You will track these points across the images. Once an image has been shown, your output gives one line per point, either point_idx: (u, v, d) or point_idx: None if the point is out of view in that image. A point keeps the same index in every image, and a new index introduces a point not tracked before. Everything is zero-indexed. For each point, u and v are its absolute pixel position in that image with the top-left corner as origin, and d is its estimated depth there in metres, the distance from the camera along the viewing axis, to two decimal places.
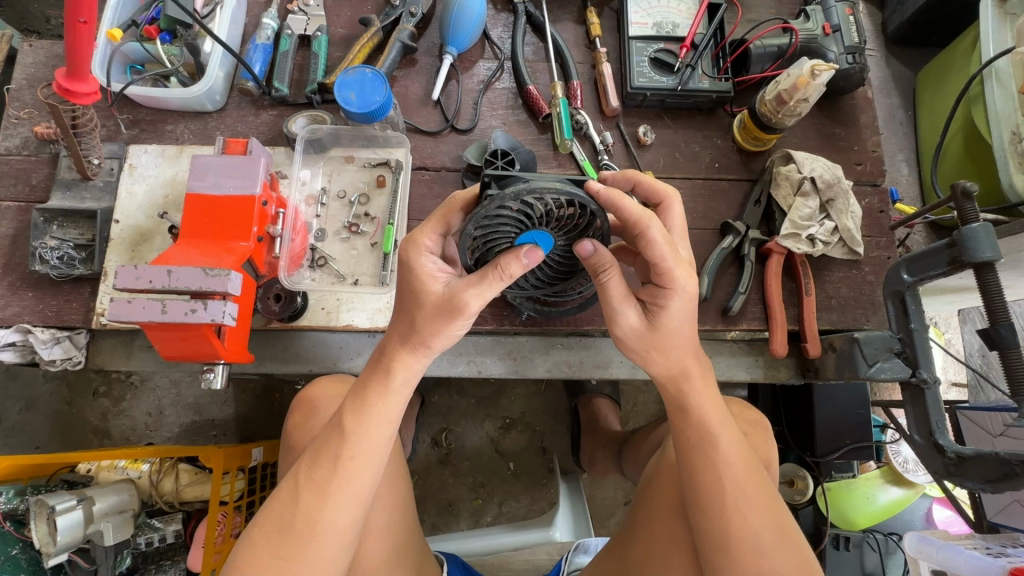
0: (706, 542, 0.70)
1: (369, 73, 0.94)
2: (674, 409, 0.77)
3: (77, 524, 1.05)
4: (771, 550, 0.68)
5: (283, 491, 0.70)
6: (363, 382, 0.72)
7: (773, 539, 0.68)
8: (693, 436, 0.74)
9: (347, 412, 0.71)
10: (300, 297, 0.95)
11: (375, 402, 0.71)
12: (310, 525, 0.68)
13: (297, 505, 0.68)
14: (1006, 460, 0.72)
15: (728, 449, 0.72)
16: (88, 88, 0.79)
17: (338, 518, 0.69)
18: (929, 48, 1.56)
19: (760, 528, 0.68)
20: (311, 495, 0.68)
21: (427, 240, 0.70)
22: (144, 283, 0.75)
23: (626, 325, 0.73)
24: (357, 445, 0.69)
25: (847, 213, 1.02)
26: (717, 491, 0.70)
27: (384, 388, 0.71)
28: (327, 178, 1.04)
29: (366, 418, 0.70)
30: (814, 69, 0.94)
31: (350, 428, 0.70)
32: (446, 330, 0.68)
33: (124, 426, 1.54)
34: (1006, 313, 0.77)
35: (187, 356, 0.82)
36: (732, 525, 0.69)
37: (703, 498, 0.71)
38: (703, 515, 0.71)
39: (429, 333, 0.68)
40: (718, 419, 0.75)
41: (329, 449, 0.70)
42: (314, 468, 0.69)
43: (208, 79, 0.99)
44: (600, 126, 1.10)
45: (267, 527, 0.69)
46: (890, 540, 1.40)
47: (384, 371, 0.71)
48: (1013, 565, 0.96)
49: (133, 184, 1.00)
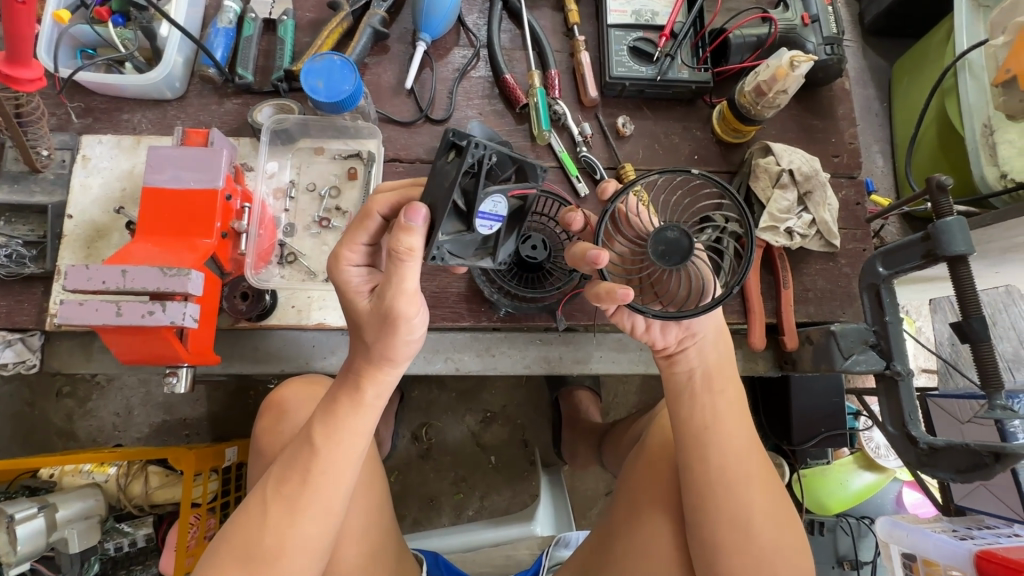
0: (715, 531, 0.70)
1: (337, 61, 0.90)
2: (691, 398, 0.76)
3: (38, 532, 1.02)
4: (774, 528, 0.71)
5: (249, 509, 0.67)
6: (332, 395, 0.69)
7: (777, 518, 0.71)
8: (699, 423, 0.74)
9: (317, 425, 0.68)
10: (269, 296, 0.91)
11: (348, 416, 0.68)
12: (280, 544, 0.65)
13: (266, 522, 0.66)
14: (976, 451, 0.74)
15: (739, 434, 0.74)
16: (32, 75, 0.76)
17: (313, 533, 0.67)
18: (905, 39, 1.57)
19: (770, 499, 0.72)
20: (282, 511, 0.66)
21: (348, 253, 0.68)
22: (97, 284, 0.71)
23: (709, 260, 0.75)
24: (331, 460, 0.67)
25: (825, 205, 1.02)
26: (736, 464, 0.72)
27: (354, 404, 0.68)
28: (296, 170, 1.00)
29: (340, 431, 0.67)
30: (793, 61, 0.93)
31: (321, 444, 0.67)
32: (398, 342, 0.65)
33: (90, 427, 1.49)
34: (978, 305, 0.78)
35: (148, 359, 0.78)
36: (746, 508, 0.70)
37: (712, 487, 0.71)
38: (717, 502, 0.71)
39: (385, 346, 0.65)
40: (727, 403, 0.75)
41: (299, 466, 0.67)
42: (282, 484, 0.67)
43: (166, 64, 0.94)
44: (579, 116, 1.08)
45: (238, 544, 0.66)
46: (862, 523, 1.44)
47: (353, 386, 0.68)
48: (980, 548, 0.99)
49: (88, 176, 0.95)
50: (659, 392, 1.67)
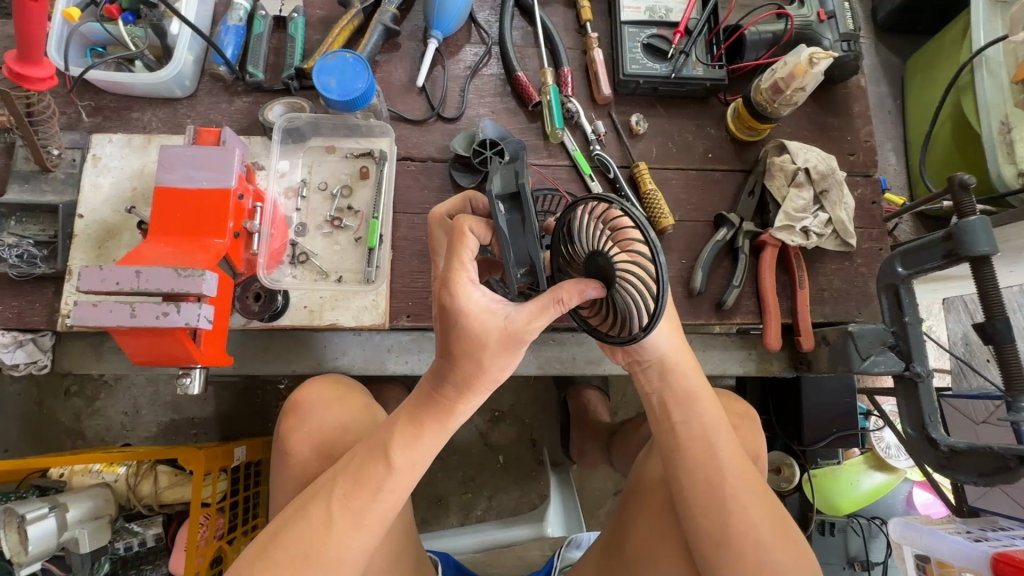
0: (702, 544, 0.68)
1: (350, 58, 0.89)
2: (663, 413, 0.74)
3: (50, 533, 1.01)
4: (772, 545, 0.66)
5: (310, 518, 0.64)
6: (416, 409, 0.67)
7: (773, 534, 0.66)
8: (669, 442, 0.73)
9: (397, 440, 0.66)
10: (281, 297, 0.91)
11: (428, 431, 0.66)
12: (341, 553, 0.64)
13: (331, 533, 0.64)
14: (999, 454, 0.73)
15: (719, 444, 0.71)
16: (43, 73, 0.76)
17: (369, 544, 0.66)
18: (918, 35, 1.55)
19: (758, 513, 0.67)
20: (347, 522, 0.64)
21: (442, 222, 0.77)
22: (111, 285, 0.70)
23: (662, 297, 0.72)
24: (403, 475, 0.66)
25: (841, 204, 1.00)
26: (711, 485, 0.69)
27: (443, 426, 0.66)
28: (307, 169, 0.99)
29: (416, 449, 0.66)
30: (812, 57, 0.92)
31: (397, 458, 0.65)
32: (501, 361, 0.64)
33: (98, 426, 1.49)
34: (1001, 307, 0.77)
35: (160, 361, 0.77)
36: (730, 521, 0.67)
37: (693, 499, 0.69)
38: (701, 516, 0.68)
39: (483, 361, 0.63)
40: (701, 422, 0.72)
41: (372, 480, 0.65)
42: (352, 497, 0.65)
43: (176, 62, 0.93)
44: (591, 114, 1.07)
45: (293, 551, 0.63)
46: (873, 524, 1.43)
47: (442, 404, 0.66)
48: (997, 551, 0.97)
49: (98, 175, 0.94)
50: None
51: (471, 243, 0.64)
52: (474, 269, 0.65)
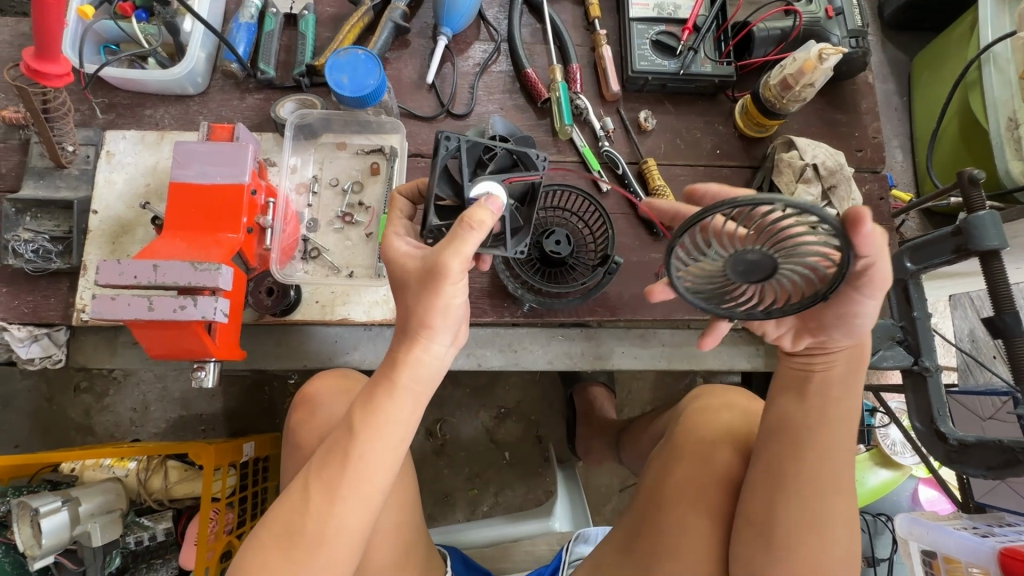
0: (789, 529, 0.65)
1: (362, 55, 0.90)
2: (800, 391, 0.68)
3: (62, 526, 1.02)
4: (845, 541, 0.65)
5: (290, 493, 0.68)
6: (374, 383, 0.69)
7: (850, 532, 0.65)
8: (797, 424, 0.67)
9: (357, 412, 0.68)
10: (293, 291, 0.92)
11: (385, 402, 0.67)
12: (322, 528, 0.65)
13: (308, 508, 0.65)
14: (1009, 447, 0.74)
15: (840, 438, 0.66)
16: (61, 70, 0.77)
17: (350, 521, 0.66)
18: (925, 32, 1.56)
19: (849, 513, 0.65)
20: (322, 497, 0.66)
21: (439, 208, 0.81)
22: (128, 279, 0.71)
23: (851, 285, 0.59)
24: (368, 446, 0.66)
25: (849, 200, 1.01)
26: (822, 475, 0.65)
27: (393, 388, 0.67)
28: (318, 165, 0.99)
29: (380, 416, 0.67)
30: (821, 53, 0.92)
31: (359, 430, 0.67)
32: (437, 302, 0.65)
33: (108, 422, 1.50)
34: (1011, 301, 0.77)
35: (176, 355, 0.78)
36: (827, 514, 0.64)
37: (799, 487, 0.65)
38: (799, 502, 0.64)
39: (423, 311, 0.66)
40: (833, 414, 0.66)
41: (339, 450, 0.67)
42: (324, 469, 0.66)
43: (189, 60, 0.94)
44: (600, 111, 1.07)
45: (276, 527, 0.66)
46: (879, 520, 1.45)
47: (391, 369, 0.68)
48: (1004, 546, 0.98)
49: (112, 171, 0.95)
50: (674, 389, 1.67)
51: (397, 202, 0.79)
52: (406, 227, 0.77)
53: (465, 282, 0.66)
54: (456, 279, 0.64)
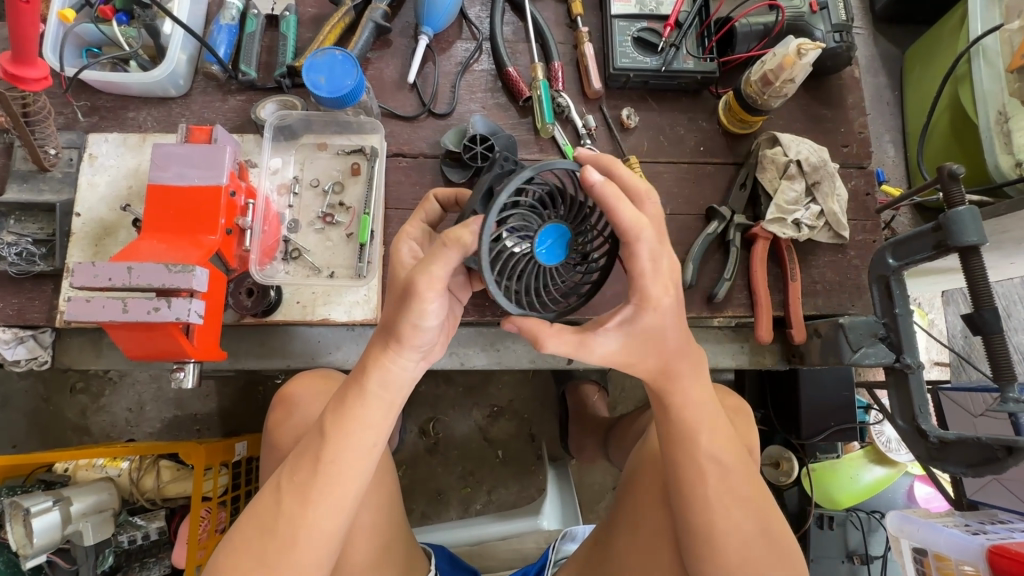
0: (689, 532, 0.70)
1: (339, 56, 0.90)
2: (656, 402, 0.73)
3: (53, 525, 1.03)
4: (750, 538, 0.68)
5: (264, 493, 0.69)
6: (345, 387, 0.69)
7: (752, 531, 0.68)
8: (664, 433, 0.73)
9: (328, 415, 0.68)
10: (274, 292, 0.92)
11: (356, 407, 0.67)
12: (293, 531, 0.66)
13: (280, 509, 0.66)
14: (988, 445, 0.73)
15: (703, 438, 0.70)
16: (38, 74, 0.77)
17: (323, 523, 0.67)
18: (917, 26, 1.54)
19: (740, 513, 0.69)
20: (293, 499, 0.66)
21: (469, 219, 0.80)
22: (103, 281, 0.71)
23: (604, 337, 0.64)
24: (340, 450, 0.67)
25: (833, 196, 1.00)
26: (697, 480, 0.69)
27: (363, 395, 0.67)
28: (299, 166, 1.00)
29: (350, 421, 0.67)
30: (800, 48, 0.91)
31: (330, 433, 0.67)
32: (410, 321, 0.61)
33: (103, 422, 1.51)
34: (991, 298, 0.77)
35: (154, 356, 0.78)
36: (714, 517, 0.68)
37: (683, 494, 0.70)
38: (684, 507, 0.70)
39: (394, 324, 0.63)
40: (690, 415, 0.71)
41: (311, 452, 0.67)
42: (296, 471, 0.67)
43: (170, 62, 0.94)
44: (583, 109, 1.07)
45: (249, 529, 0.67)
46: (872, 518, 1.43)
47: (360, 376, 0.67)
48: (993, 544, 0.97)
49: (94, 174, 0.96)
50: None
51: (426, 205, 0.80)
52: (420, 229, 0.77)
53: (442, 305, 0.61)
54: (427, 298, 0.59)
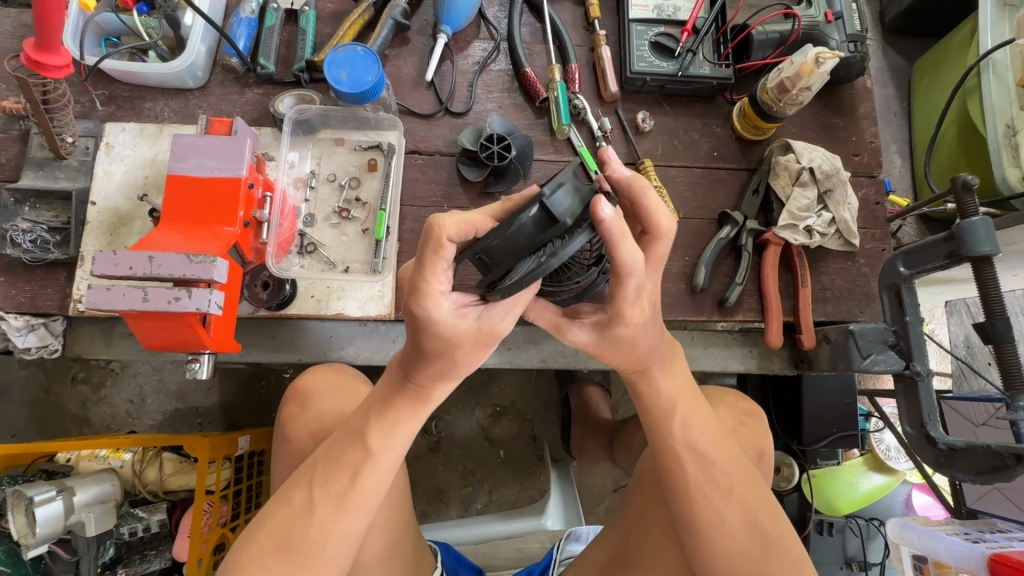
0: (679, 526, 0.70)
1: (361, 52, 0.90)
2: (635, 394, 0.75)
3: (57, 515, 1.02)
4: (737, 533, 0.67)
5: (287, 497, 0.68)
6: (386, 397, 0.68)
7: (738, 524, 0.68)
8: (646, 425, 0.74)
9: (372, 422, 0.68)
10: (289, 285, 0.93)
11: (406, 422, 0.68)
12: (323, 536, 0.66)
13: (312, 515, 0.66)
14: (997, 453, 0.74)
15: (677, 425, 0.72)
16: (60, 61, 0.77)
17: (352, 528, 0.67)
18: (926, 38, 1.56)
19: (726, 506, 0.68)
20: (329, 508, 0.66)
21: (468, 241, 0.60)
22: (123, 270, 0.71)
23: (578, 328, 0.69)
24: (383, 461, 0.68)
25: (845, 204, 1.01)
26: (674, 472, 0.71)
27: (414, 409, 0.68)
28: (316, 160, 1.00)
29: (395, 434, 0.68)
30: (818, 57, 0.93)
31: (377, 443, 0.67)
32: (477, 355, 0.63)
33: (104, 413, 1.50)
34: (1002, 307, 0.78)
35: (170, 345, 0.78)
36: (693, 505, 0.69)
37: (670, 485, 0.71)
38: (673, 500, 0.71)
39: (452, 358, 0.62)
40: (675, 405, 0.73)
41: (351, 461, 0.67)
42: (332, 480, 0.67)
43: (189, 53, 0.94)
44: (598, 111, 1.07)
45: (275, 534, 0.66)
46: (872, 525, 1.43)
47: (413, 393, 0.67)
48: (994, 551, 0.98)
49: (111, 163, 0.96)
50: None
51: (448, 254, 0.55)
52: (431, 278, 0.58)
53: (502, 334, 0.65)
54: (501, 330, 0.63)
